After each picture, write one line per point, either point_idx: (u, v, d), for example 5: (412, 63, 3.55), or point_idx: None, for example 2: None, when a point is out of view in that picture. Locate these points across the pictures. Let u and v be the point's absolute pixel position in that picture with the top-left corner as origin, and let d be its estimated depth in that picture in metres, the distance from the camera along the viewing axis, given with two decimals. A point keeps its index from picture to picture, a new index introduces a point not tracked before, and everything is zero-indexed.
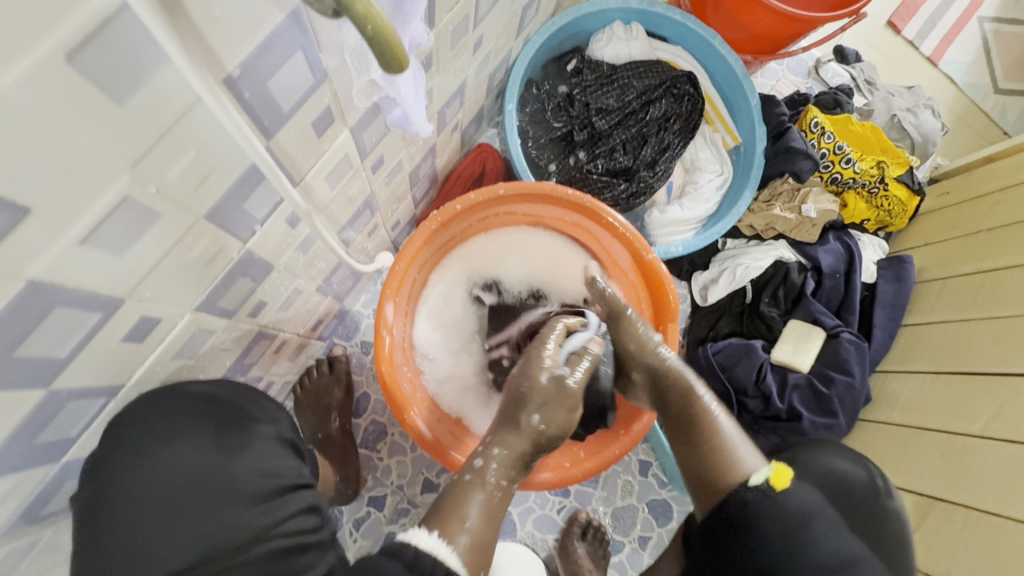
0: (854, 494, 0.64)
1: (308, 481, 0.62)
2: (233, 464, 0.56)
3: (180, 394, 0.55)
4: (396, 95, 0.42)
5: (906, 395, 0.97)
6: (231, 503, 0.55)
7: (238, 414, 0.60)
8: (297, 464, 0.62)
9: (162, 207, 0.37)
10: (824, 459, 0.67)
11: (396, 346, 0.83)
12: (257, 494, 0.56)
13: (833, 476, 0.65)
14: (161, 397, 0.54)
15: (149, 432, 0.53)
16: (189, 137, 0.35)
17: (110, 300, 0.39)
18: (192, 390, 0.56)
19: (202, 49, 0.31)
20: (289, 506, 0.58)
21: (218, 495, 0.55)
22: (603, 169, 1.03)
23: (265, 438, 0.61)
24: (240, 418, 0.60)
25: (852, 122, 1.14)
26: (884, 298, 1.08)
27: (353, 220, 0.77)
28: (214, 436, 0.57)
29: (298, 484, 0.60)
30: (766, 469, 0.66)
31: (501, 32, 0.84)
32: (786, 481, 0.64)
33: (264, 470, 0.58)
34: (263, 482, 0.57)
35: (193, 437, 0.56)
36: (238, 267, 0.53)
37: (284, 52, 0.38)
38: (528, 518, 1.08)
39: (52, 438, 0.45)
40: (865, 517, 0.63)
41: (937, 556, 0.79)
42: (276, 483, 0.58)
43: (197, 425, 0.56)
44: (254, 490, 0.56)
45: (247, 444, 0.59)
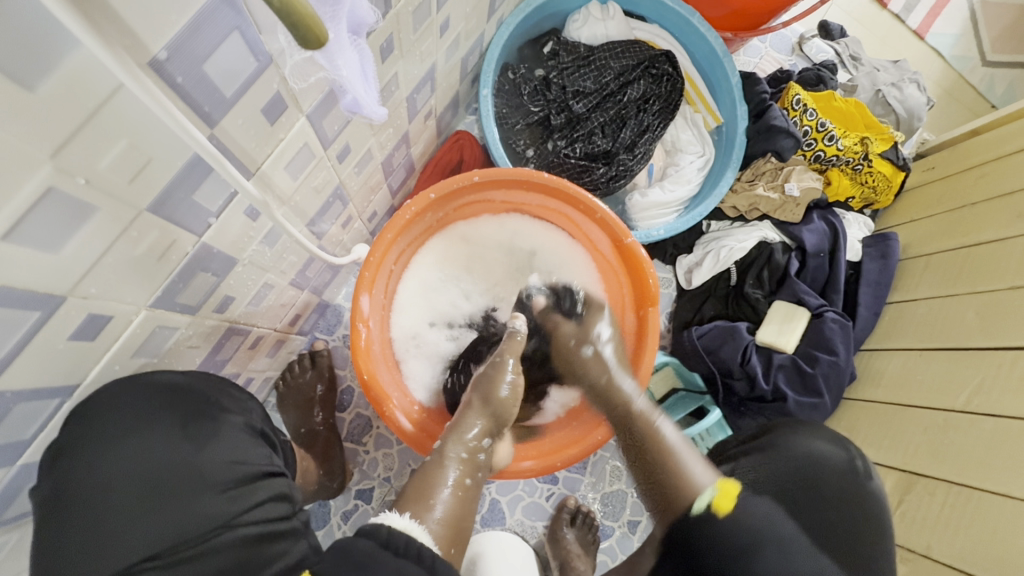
0: (834, 476, 0.69)
1: (280, 470, 0.62)
2: (200, 453, 0.55)
3: (143, 384, 0.54)
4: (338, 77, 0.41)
5: (890, 372, 0.96)
6: (201, 491, 0.54)
7: (204, 404, 0.58)
8: (268, 453, 0.61)
9: (96, 198, 0.36)
10: (803, 443, 0.72)
11: (373, 337, 0.83)
12: (226, 482, 0.55)
13: (811, 459, 0.70)
14: (123, 389, 0.52)
15: (111, 422, 0.52)
16: (117, 124, 0.34)
17: (49, 297, 0.38)
18: (156, 380, 0.55)
19: (119, 28, 0.30)
20: (258, 494, 0.57)
21: (185, 484, 0.54)
22: (581, 153, 1.01)
23: (234, 427, 0.59)
24: (206, 407, 0.58)
25: (835, 98, 1.12)
26: (869, 276, 1.07)
27: (324, 211, 0.76)
28: (179, 426, 0.56)
29: (269, 472, 0.59)
30: (712, 490, 0.67)
31: (470, 13, 0.82)
32: (727, 505, 0.65)
33: (233, 459, 0.57)
34: (231, 470, 0.56)
35: (157, 427, 0.54)
36: (196, 261, 0.52)
37: (219, 33, 0.36)
38: (518, 506, 1.08)
39: (5, 438, 0.44)
40: (841, 514, 0.66)
41: (918, 533, 0.79)
42: (249, 471, 0.58)
43: (162, 415, 0.55)
44: (223, 479, 0.55)
45: (215, 434, 0.57)
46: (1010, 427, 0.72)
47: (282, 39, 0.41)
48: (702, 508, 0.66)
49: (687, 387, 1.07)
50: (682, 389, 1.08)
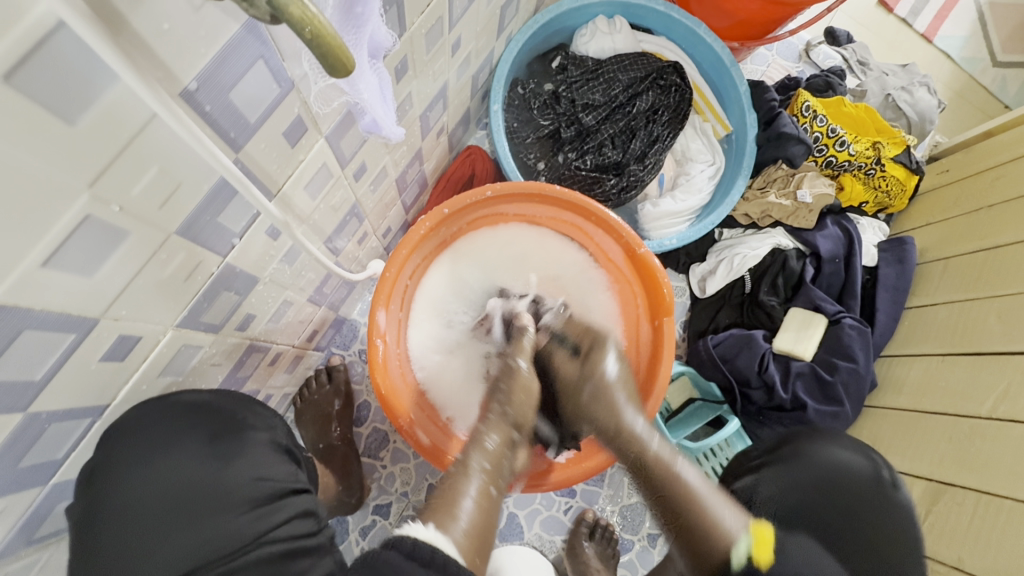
0: (861, 488, 0.71)
1: (306, 486, 0.62)
2: (226, 471, 0.56)
3: (170, 404, 0.54)
4: (358, 99, 0.42)
5: (911, 379, 0.95)
6: (225, 510, 0.55)
7: (231, 422, 0.59)
8: (292, 469, 0.61)
9: (129, 224, 0.37)
10: (826, 454, 0.73)
11: (391, 351, 0.83)
12: (251, 499, 0.56)
13: (833, 470, 0.72)
14: (152, 408, 0.53)
15: (138, 441, 0.52)
16: (149, 153, 0.35)
17: (83, 320, 0.39)
18: (184, 400, 0.56)
19: (151, 60, 0.31)
20: (282, 512, 0.57)
21: (213, 501, 0.55)
22: (592, 165, 1.02)
23: (259, 445, 0.60)
24: (232, 424, 0.59)
25: (846, 104, 1.12)
26: (887, 281, 1.06)
27: (340, 229, 0.77)
28: (206, 442, 0.57)
29: (293, 489, 0.59)
30: (749, 537, 0.63)
31: (480, 33, 0.84)
32: (769, 555, 0.62)
33: (258, 474, 0.58)
34: (256, 486, 0.57)
35: (184, 445, 0.55)
36: (219, 281, 0.53)
37: (244, 63, 0.37)
38: (535, 520, 1.07)
39: (38, 460, 0.45)
40: (869, 516, 0.69)
41: (948, 544, 0.77)
42: (272, 487, 0.58)
43: (189, 431, 0.56)
44: (248, 497, 0.56)
45: (240, 452, 0.58)
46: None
47: (304, 65, 0.42)
48: (742, 565, 0.62)
49: (705, 397, 1.06)
50: (699, 399, 1.06)
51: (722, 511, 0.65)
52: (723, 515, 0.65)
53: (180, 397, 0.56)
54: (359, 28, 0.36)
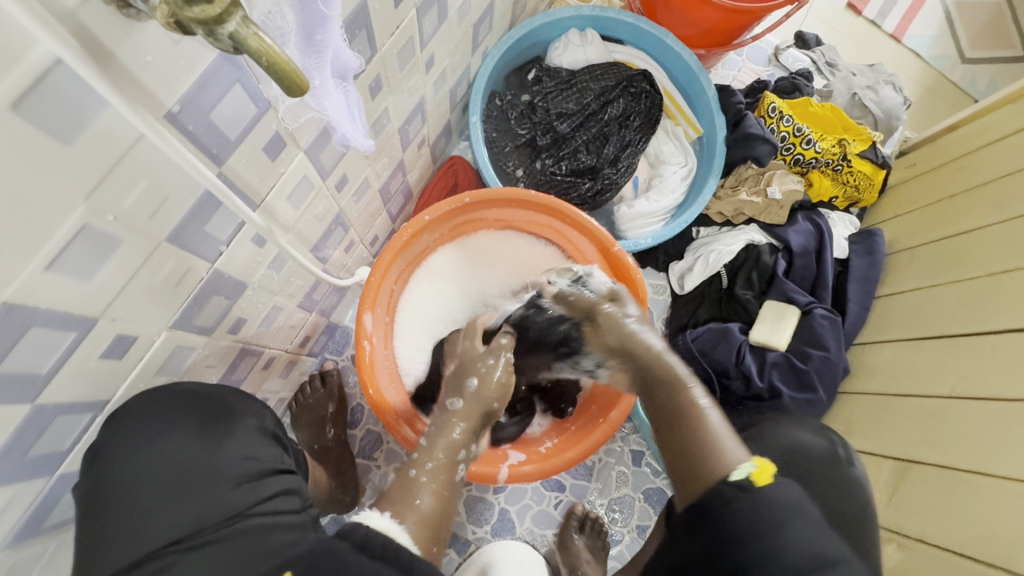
0: (820, 461, 0.73)
1: (290, 468, 0.67)
2: (216, 452, 0.61)
3: (169, 392, 0.59)
4: (325, 115, 0.46)
5: (882, 364, 0.98)
6: (217, 486, 0.59)
7: (221, 407, 0.63)
8: (278, 451, 0.66)
9: (122, 232, 0.42)
10: (786, 433, 0.76)
11: (378, 353, 0.88)
12: (238, 476, 0.60)
13: (794, 445, 0.74)
14: (152, 396, 0.57)
15: (139, 422, 0.56)
16: (139, 168, 0.40)
17: (83, 320, 0.43)
18: (181, 388, 0.60)
19: (138, 88, 0.36)
20: (265, 488, 0.61)
21: (204, 478, 0.59)
22: (567, 170, 1.06)
23: (247, 429, 0.65)
24: (221, 410, 0.63)
25: (812, 104, 1.17)
26: (857, 272, 1.10)
27: (326, 237, 0.82)
28: (197, 426, 0.61)
29: (278, 469, 0.64)
30: (750, 463, 0.58)
31: (454, 50, 0.89)
32: (767, 477, 0.57)
33: (247, 454, 0.63)
34: (245, 465, 0.62)
35: (178, 428, 0.59)
36: (209, 285, 0.58)
37: (222, 86, 0.42)
38: (527, 515, 1.10)
39: (46, 450, 0.49)
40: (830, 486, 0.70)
41: (914, 519, 0.80)
42: (259, 466, 0.63)
43: (183, 417, 0.60)
44: (236, 473, 0.60)
45: (229, 435, 0.63)
46: (995, 409, 0.74)
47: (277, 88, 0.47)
48: (740, 477, 0.57)
49: None
50: None
51: (720, 431, 0.61)
52: (727, 441, 0.61)
53: (178, 385, 0.61)
54: (319, 56, 0.41)
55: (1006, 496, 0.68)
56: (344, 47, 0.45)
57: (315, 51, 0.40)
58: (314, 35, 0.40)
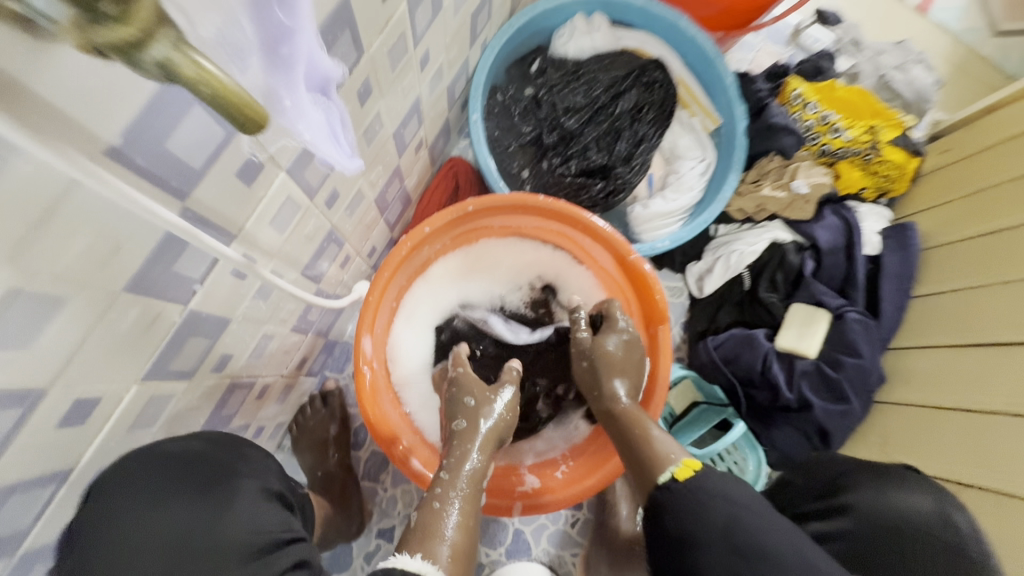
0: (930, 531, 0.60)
1: (302, 534, 0.59)
2: (217, 522, 0.53)
3: (162, 459, 0.53)
4: (301, 140, 0.38)
5: (923, 372, 0.91)
6: (221, 558, 0.52)
7: (222, 469, 0.57)
8: (285, 516, 0.59)
9: (68, 289, 0.35)
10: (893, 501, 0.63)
11: (379, 377, 0.82)
12: (244, 551, 0.53)
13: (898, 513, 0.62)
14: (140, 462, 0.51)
15: (130, 491, 0.50)
16: (80, 217, 0.33)
17: (27, 393, 0.37)
18: (177, 452, 0.54)
19: (66, 125, 0.29)
20: (276, 563, 0.54)
21: (203, 554, 0.51)
22: (577, 169, 0.98)
23: (251, 492, 0.57)
24: (223, 472, 0.57)
25: (837, 88, 1.09)
26: (891, 270, 1.02)
27: (318, 256, 0.75)
28: (197, 493, 0.53)
29: (288, 538, 0.57)
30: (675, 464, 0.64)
31: (450, 44, 0.81)
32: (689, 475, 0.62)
33: (253, 526, 0.54)
34: (251, 537, 0.54)
35: (174, 498, 0.52)
36: (184, 328, 0.51)
37: (177, 111, 0.36)
38: (543, 535, 1.05)
39: (3, 531, 0.43)
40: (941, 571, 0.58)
41: None
42: (268, 538, 0.55)
43: (179, 484, 0.53)
44: (242, 548, 0.53)
45: (233, 499, 0.55)
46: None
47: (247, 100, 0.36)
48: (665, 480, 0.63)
49: (709, 400, 1.03)
50: (703, 403, 1.03)
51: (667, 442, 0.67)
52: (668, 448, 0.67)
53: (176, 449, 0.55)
54: (288, 71, 0.33)
55: None
56: (319, 54, 0.37)
57: (282, 64, 0.33)
58: (279, 45, 0.32)
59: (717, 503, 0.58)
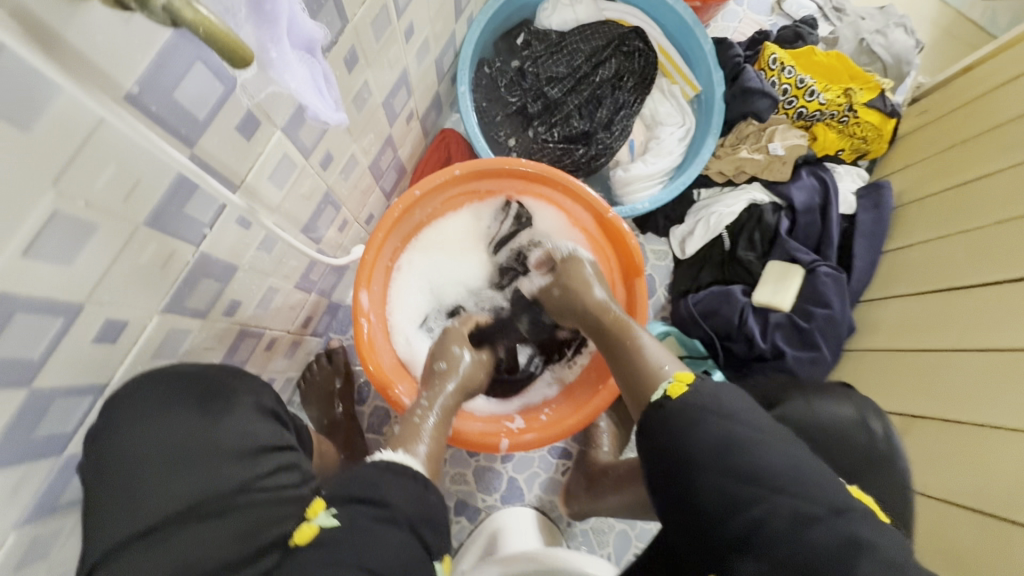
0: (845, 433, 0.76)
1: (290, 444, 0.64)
2: (215, 428, 0.59)
3: (161, 377, 0.58)
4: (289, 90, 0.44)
5: (888, 319, 0.95)
6: (217, 461, 0.57)
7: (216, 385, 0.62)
8: (276, 429, 0.64)
9: (95, 217, 0.42)
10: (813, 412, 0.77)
11: (376, 329, 0.88)
12: (239, 453, 0.59)
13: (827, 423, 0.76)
14: (149, 383, 0.56)
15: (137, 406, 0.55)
16: (105, 152, 0.40)
17: (68, 305, 0.44)
18: (177, 369, 0.59)
19: (90, 70, 0.36)
20: (269, 464, 0.60)
21: (203, 458, 0.57)
22: (559, 137, 1.03)
23: (244, 407, 0.63)
24: (219, 389, 0.62)
25: (815, 53, 1.12)
26: (865, 228, 1.06)
27: (317, 216, 0.82)
28: (195, 406, 0.59)
29: (278, 447, 0.62)
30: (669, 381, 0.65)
31: (435, 17, 0.87)
32: (680, 392, 0.62)
33: (247, 432, 0.60)
34: (245, 441, 0.60)
35: (175, 411, 0.57)
36: (197, 269, 0.59)
37: (183, 65, 0.42)
38: (535, 482, 1.13)
39: (52, 433, 0.50)
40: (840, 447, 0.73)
41: (935, 473, 0.77)
42: (258, 444, 0.60)
43: (178, 399, 0.58)
44: (235, 451, 0.58)
45: (228, 411, 0.61)
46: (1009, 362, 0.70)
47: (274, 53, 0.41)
48: (657, 398, 0.64)
49: (690, 353, 1.08)
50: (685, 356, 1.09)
51: (659, 357, 0.71)
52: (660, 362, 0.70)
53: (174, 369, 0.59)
54: (271, 26, 0.40)
55: (1005, 445, 0.67)
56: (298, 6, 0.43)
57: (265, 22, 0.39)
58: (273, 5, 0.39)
59: (715, 421, 0.57)
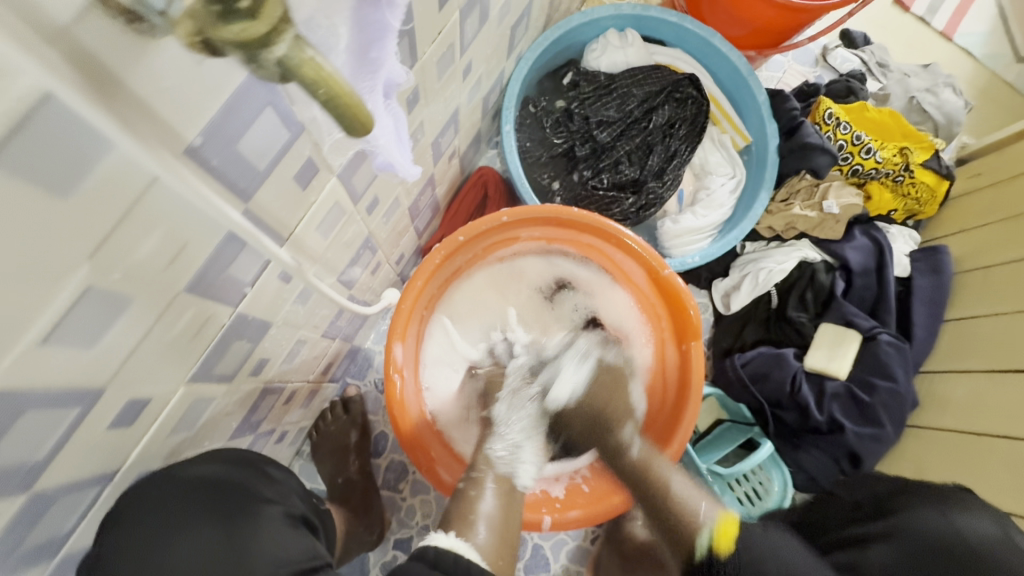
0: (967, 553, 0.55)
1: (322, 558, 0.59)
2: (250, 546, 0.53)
3: (181, 481, 0.52)
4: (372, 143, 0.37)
5: (958, 398, 0.88)
6: None
7: (242, 494, 0.57)
8: (309, 543, 0.59)
9: (131, 289, 0.34)
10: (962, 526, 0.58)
11: (409, 387, 0.80)
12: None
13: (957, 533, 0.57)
14: (163, 484, 0.51)
15: (153, 523, 0.50)
16: (157, 215, 0.32)
17: (88, 392, 0.36)
18: (194, 474, 0.53)
19: (154, 124, 0.28)
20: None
21: None
22: (609, 183, 0.99)
23: (273, 518, 0.58)
24: (245, 500, 0.57)
25: (868, 108, 1.08)
26: (922, 293, 1.01)
27: (354, 261, 0.74)
28: (219, 526, 0.53)
29: (312, 566, 0.57)
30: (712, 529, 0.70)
31: (490, 55, 0.82)
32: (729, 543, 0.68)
33: (281, 557, 0.55)
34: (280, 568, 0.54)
35: (192, 531, 0.52)
36: (231, 331, 0.51)
37: (254, 110, 0.34)
38: (561, 550, 1.04)
39: (47, 535, 0.41)
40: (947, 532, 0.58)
41: None
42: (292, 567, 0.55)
43: (202, 519, 0.53)
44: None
45: (258, 527, 0.55)
46: None
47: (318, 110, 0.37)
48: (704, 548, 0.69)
49: (734, 418, 1.02)
50: (727, 420, 1.02)
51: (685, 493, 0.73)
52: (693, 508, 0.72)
53: (193, 471, 0.54)
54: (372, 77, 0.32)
55: None
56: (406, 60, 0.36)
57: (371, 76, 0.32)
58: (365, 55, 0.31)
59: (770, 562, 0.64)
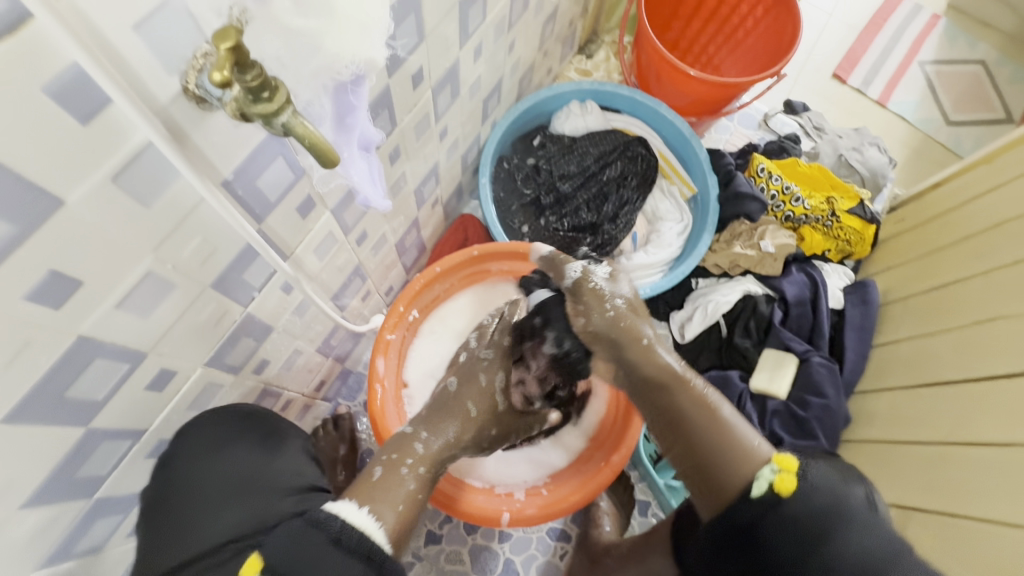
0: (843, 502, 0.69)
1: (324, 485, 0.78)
2: (273, 464, 0.74)
3: (234, 413, 0.71)
4: (350, 178, 0.53)
5: (881, 413, 1.02)
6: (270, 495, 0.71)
7: (273, 427, 0.77)
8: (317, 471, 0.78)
9: (176, 278, 0.49)
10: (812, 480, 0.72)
11: (390, 394, 0.93)
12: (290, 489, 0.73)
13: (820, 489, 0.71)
14: (227, 413, 0.70)
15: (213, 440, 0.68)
16: (198, 226, 0.47)
17: (137, 353, 0.49)
18: (241, 409, 0.73)
19: (204, 162, 0.44)
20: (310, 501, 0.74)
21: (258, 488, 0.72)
22: (569, 226, 1.16)
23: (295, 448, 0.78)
24: (274, 431, 0.77)
25: (799, 163, 1.24)
26: (853, 321, 1.13)
27: (344, 287, 0.89)
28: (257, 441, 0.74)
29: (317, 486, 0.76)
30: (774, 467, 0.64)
31: (465, 121, 1.00)
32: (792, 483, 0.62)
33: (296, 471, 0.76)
34: (294, 480, 0.74)
35: (237, 446, 0.71)
36: (241, 328, 0.64)
37: (268, 158, 0.50)
38: (532, 565, 1.10)
39: (90, 473, 0.53)
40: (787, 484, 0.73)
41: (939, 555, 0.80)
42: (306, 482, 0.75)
43: (244, 436, 0.72)
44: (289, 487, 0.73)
45: (282, 451, 0.76)
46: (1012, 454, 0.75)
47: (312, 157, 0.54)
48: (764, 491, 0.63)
49: None
50: None
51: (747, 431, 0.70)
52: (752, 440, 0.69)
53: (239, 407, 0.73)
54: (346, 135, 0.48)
55: (1008, 542, 0.70)
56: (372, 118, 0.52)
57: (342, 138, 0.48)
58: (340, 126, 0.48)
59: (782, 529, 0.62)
